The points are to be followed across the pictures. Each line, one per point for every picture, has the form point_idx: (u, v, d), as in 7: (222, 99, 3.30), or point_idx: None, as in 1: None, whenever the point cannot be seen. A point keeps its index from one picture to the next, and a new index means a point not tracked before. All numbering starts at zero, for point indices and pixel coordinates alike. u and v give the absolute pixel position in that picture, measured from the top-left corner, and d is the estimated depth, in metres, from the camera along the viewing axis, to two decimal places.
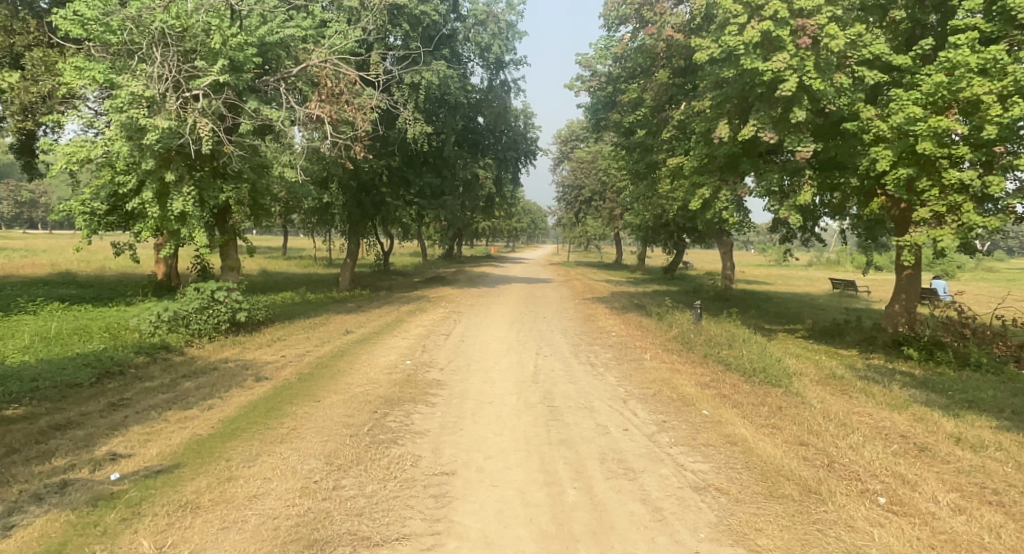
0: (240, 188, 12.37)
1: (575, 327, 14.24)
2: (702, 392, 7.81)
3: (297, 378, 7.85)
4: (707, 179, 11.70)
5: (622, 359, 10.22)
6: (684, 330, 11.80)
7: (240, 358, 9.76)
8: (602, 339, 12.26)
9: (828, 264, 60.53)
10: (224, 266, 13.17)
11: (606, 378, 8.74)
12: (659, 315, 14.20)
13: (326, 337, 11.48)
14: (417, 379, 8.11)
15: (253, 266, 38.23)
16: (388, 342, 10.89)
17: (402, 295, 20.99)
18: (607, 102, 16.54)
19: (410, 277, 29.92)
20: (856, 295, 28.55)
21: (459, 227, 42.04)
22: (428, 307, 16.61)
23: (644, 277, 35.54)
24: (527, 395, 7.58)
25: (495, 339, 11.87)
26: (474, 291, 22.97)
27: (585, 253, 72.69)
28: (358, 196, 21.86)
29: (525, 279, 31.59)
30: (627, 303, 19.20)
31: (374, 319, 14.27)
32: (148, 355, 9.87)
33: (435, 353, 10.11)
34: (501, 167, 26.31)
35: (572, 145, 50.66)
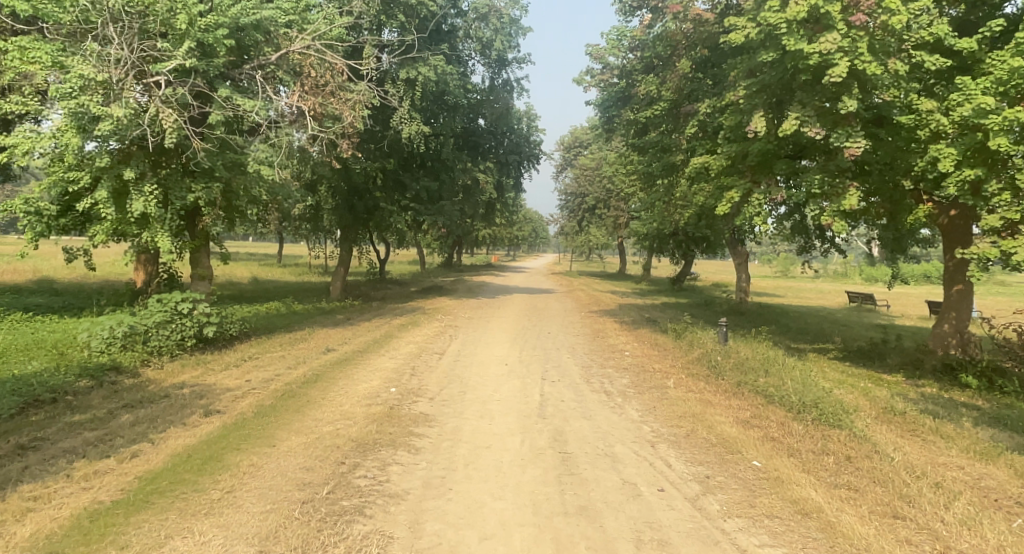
0: (212, 187, 11.07)
1: (584, 345, 12.89)
2: (745, 434, 6.45)
3: (255, 412, 6.50)
4: (735, 181, 10.44)
5: (641, 385, 8.88)
6: (709, 352, 10.46)
7: (199, 383, 8.42)
8: (616, 361, 10.93)
9: (836, 276, 59.21)
10: (194, 274, 11.86)
11: (626, 411, 7.39)
12: (678, 333, 12.87)
13: (304, 357, 10.15)
14: (400, 413, 6.74)
15: (245, 274, 36.88)
16: (372, 364, 9.54)
17: (396, 307, 19.63)
18: (619, 98, 15.33)
19: (407, 286, 28.58)
20: (875, 309, 27.20)
21: (458, 235, 40.74)
22: (423, 321, 15.29)
23: (651, 289, 34.22)
24: (534, 437, 6.22)
25: (495, 360, 10.52)
26: (474, 302, 21.67)
27: (587, 263, 71.37)
28: (351, 200, 20.63)
29: (527, 290, 30.28)
30: (637, 318, 17.84)
31: (363, 334, 12.95)
32: (92, 379, 8.49)
33: (426, 377, 8.76)
34: (503, 172, 25.12)
35: (575, 152, 49.56)
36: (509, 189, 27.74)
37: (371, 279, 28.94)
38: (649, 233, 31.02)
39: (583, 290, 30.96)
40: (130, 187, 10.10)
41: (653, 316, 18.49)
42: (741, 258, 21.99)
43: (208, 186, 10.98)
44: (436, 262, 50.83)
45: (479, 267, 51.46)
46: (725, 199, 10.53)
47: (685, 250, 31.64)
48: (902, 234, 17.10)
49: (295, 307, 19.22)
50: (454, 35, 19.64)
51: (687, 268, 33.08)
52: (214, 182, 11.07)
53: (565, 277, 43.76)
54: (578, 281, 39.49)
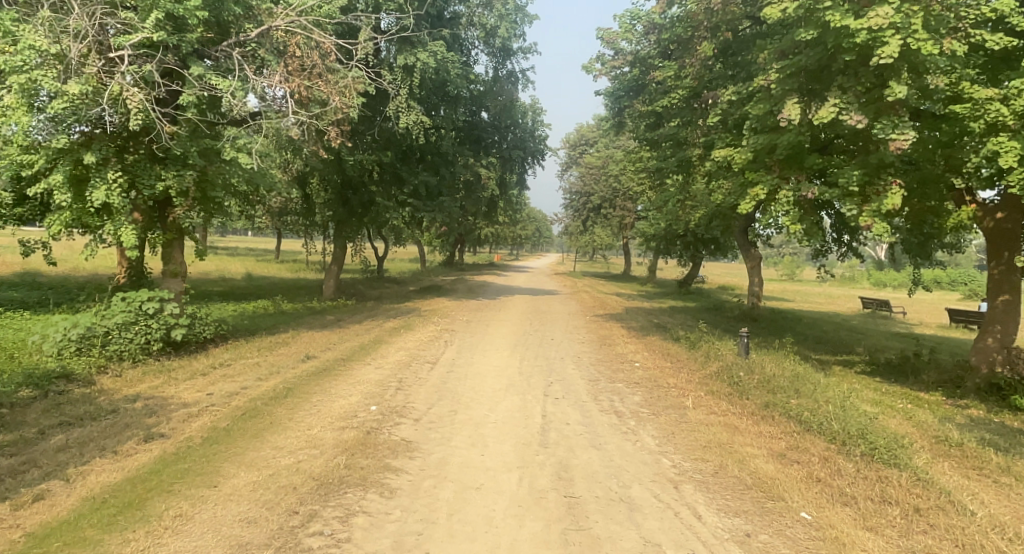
0: (184, 176, 10.08)
1: (590, 354, 11.87)
2: (785, 473, 5.44)
3: (205, 436, 5.48)
4: (760, 175, 9.43)
5: (656, 403, 7.88)
6: (729, 365, 9.46)
7: (155, 395, 7.43)
8: (626, 373, 9.92)
9: (844, 281, 58.14)
10: (166, 271, 10.89)
11: (641, 439, 6.37)
12: (691, 343, 11.86)
13: (282, 364, 9.19)
14: (377, 440, 5.73)
15: (239, 270, 35.94)
16: (355, 374, 8.56)
17: (390, 308, 18.66)
18: (633, 87, 14.37)
19: (405, 285, 27.59)
20: (891, 316, 26.19)
21: (460, 233, 39.72)
22: (418, 324, 14.30)
23: (657, 291, 33.18)
24: (534, 473, 5.21)
25: (493, 370, 9.51)
26: (474, 304, 20.67)
27: (590, 264, 70.46)
28: (345, 193, 19.68)
29: (529, 291, 29.28)
30: (646, 324, 16.83)
31: (352, 338, 11.98)
32: (35, 388, 7.48)
33: (414, 393, 7.77)
34: (506, 167, 24.13)
35: (581, 150, 48.54)
36: (512, 185, 26.74)
37: (368, 278, 27.96)
38: (656, 233, 30.03)
39: (586, 292, 29.94)
40: (90, 174, 9.13)
41: (662, 322, 17.45)
42: (754, 261, 20.92)
43: (181, 175, 10.00)
44: (436, 260, 49.81)
45: (481, 266, 50.42)
46: (749, 196, 9.52)
47: (693, 251, 30.60)
48: (932, 236, 16.04)
49: (284, 307, 18.25)
50: (456, 22, 18.68)
51: (695, 270, 32.03)
52: (187, 170, 10.09)
53: (568, 277, 42.74)
54: (582, 281, 38.47)
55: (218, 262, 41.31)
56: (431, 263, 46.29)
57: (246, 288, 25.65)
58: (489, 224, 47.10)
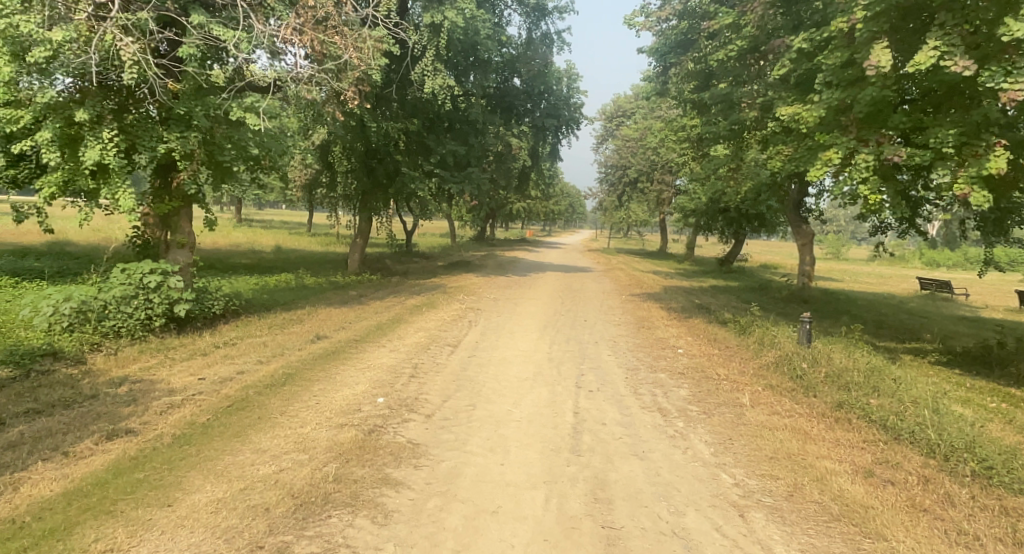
0: (188, 138, 9.28)
1: (627, 337, 10.83)
2: (880, 499, 4.36)
3: (177, 435, 4.65)
4: (833, 137, 8.13)
5: (706, 399, 6.82)
6: (789, 355, 8.30)
7: (143, 378, 6.69)
8: (669, 361, 8.86)
9: (895, 260, 55.30)
10: (173, 241, 10.19)
11: (693, 446, 5.34)
12: (741, 328, 10.70)
13: (289, 345, 8.39)
14: (378, 443, 4.83)
15: (269, 243, 35.76)
16: (366, 359, 7.69)
17: (416, 284, 17.85)
18: (681, 41, 13.08)
19: (434, 260, 26.79)
20: (952, 298, 24.34)
21: (492, 207, 38.71)
22: (443, 302, 13.43)
23: (696, 269, 31.73)
24: (565, 492, 4.25)
25: (520, 356, 8.57)
26: (503, 280, 19.74)
27: (625, 241, 68.78)
28: (370, 163, 18.87)
29: (561, 267, 28.19)
30: (687, 304, 15.64)
31: (370, 316, 11.16)
32: (17, 367, 6.81)
33: (429, 382, 6.86)
34: (538, 137, 22.99)
35: (618, 122, 46.83)
36: (545, 157, 25.57)
37: (396, 252, 27.24)
38: (697, 208, 28.55)
39: (621, 269, 28.71)
40: (85, 133, 8.38)
41: (704, 303, 16.25)
42: (805, 238, 19.53)
43: (184, 136, 9.21)
44: (468, 235, 49.00)
45: (513, 242, 49.43)
46: (819, 161, 8.24)
47: (736, 228, 29.03)
48: (1008, 210, 14.45)
49: (307, 281, 17.62)
50: None
51: (737, 248, 30.47)
52: (192, 131, 9.30)
53: (603, 254, 41.46)
54: (616, 258, 37.22)
55: (249, 234, 41.20)
56: (462, 238, 45.46)
57: (272, 261, 25.20)
58: (522, 198, 45.94)
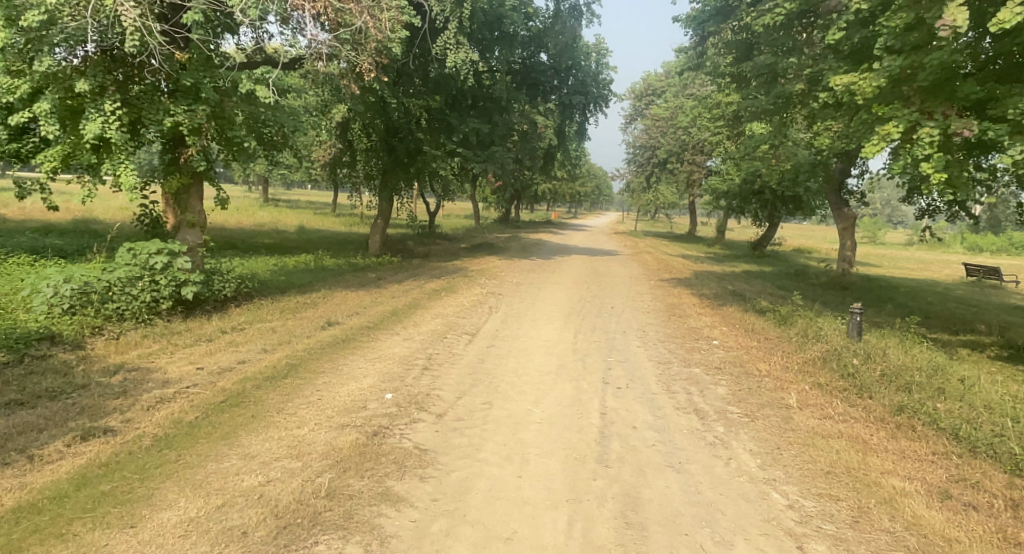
0: (196, 112, 8.84)
1: (657, 326, 10.17)
2: (963, 530, 3.69)
3: (159, 437, 4.20)
4: (893, 109, 7.17)
5: (748, 400, 6.17)
6: (837, 350, 7.57)
7: (140, 366, 6.30)
8: (703, 354, 8.19)
9: (936, 245, 53.10)
10: (183, 220, 9.82)
11: (736, 456, 4.71)
12: (781, 318, 9.96)
13: (297, 331, 7.95)
14: (380, 449, 4.31)
15: (293, 223, 35.63)
16: (379, 348, 7.21)
17: (437, 266, 17.35)
18: (721, 8, 12.21)
19: (457, 242, 26.29)
20: (1003, 286, 22.99)
21: (516, 188, 37.99)
22: (463, 286, 12.91)
23: (727, 253, 30.71)
24: (591, 514, 3.68)
25: (542, 346, 8.01)
26: (526, 264, 19.14)
27: (652, 224, 67.41)
28: (391, 141, 18.37)
29: (587, 250, 27.46)
30: (720, 291, 14.85)
31: (387, 301, 10.69)
32: (11, 351, 6.48)
33: (443, 376, 6.33)
34: (565, 114, 22.19)
35: (647, 101, 45.53)
36: (572, 136, 24.75)
37: (419, 234, 26.80)
38: (730, 189, 27.51)
39: (649, 252, 27.87)
40: (86, 105, 8.00)
41: (738, 290, 15.45)
42: (846, 222, 18.58)
43: (192, 109, 8.80)
44: (492, 216, 48.35)
45: (538, 223, 48.65)
46: (875, 136, 7.21)
47: (770, 210, 27.93)
48: None
49: (326, 262, 17.27)
50: None
51: (770, 231, 29.37)
52: (200, 105, 8.88)
53: (629, 236, 40.54)
54: (643, 241, 36.27)
55: (274, 214, 41.20)
56: (486, 220, 44.85)
57: (294, 242, 24.95)
58: (547, 179, 45.06)
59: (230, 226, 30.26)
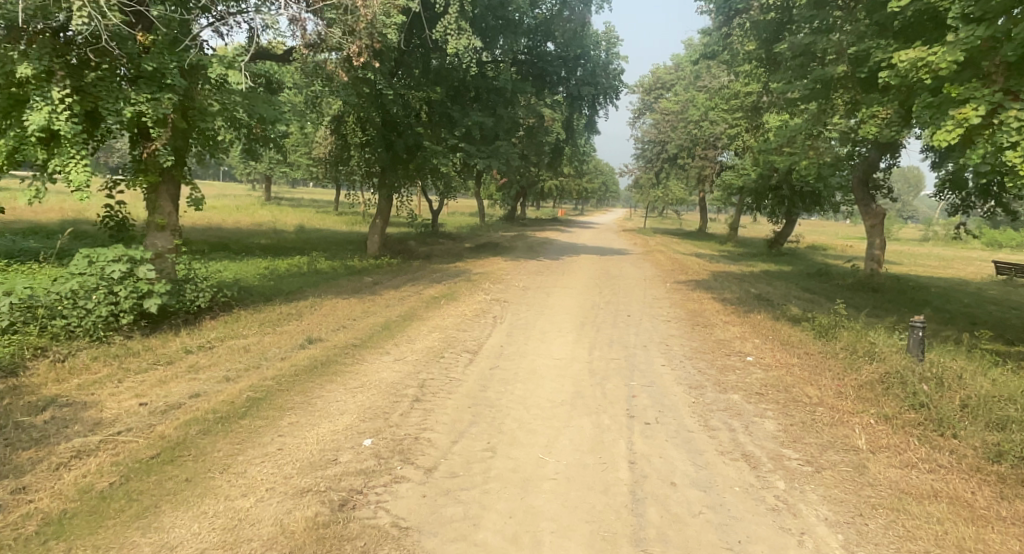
0: (160, 100, 7.83)
1: (682, 338, 9.10)
2: None
3: (51, 520, 3.17)
4: (969, 89, 6.07)
5: (806, 440, 5.09)
6: (900, 372, 6.46)
7: (76, 401, 5.27)
8: (739, 375, 7.13)
9: (952, 242, 51.70)
10: (151, 222, 8.81)
11: (810, 530, 3.65)
12: (822, 330, 8.87)
13: (272, 351, 6.92)
14: (346, 532, 3.26)
15: (292, 223, 34.70)
16: (363, 373, 6.17)
17: (438, 269, 16.32)
18: None
19: (461, 242, 25.25)
20: None
21: (522, 185, 36.92)
22: (466, 292, 11.88)
23: (741, 251, 29.56)
24: None
25: (554, 367, 6.94)
26: (533, 265, 18.08)
27: (661, 221, 66.14)
28: (389, 136, 17.34)
29: (597, 249, 26.36)
30: (744, 295, 13.76)
31: (380, 310, 9.67)
32: None
33: (436, 411, 5.28)
34: (573, 107, 21.07)
35: (656, 95, 44.31)
36: (580, 129, 23.67)
37: (421, 234, 25.78)
38: (746, 184, 26.39)
39: (662, 251, 26.75)
40: (30, 93, 7.00)
41: (762, 293, 14.35)
42: (876, 219, 17.48)
43: (156, 98, 7.80)
44: (497, 214, 47.30)
45: (544, 222, 47.63)
46: (949, 122, 6.10)
47: (787, 206, 26.80)
48: None
49: (321, 265, 16.26)
50: None
51: (787, 228, 28.22)
52: (165, 93, 7.88)
53: (639, 234, 39.47)
54: (654, 239, 35.12)
55: (275, 214, 40.25)
56: (491, 218, 43.79)
57: (291, 242, 23.95)
58: (553, 175, 43.99)
59: (226, 227, 29.29)
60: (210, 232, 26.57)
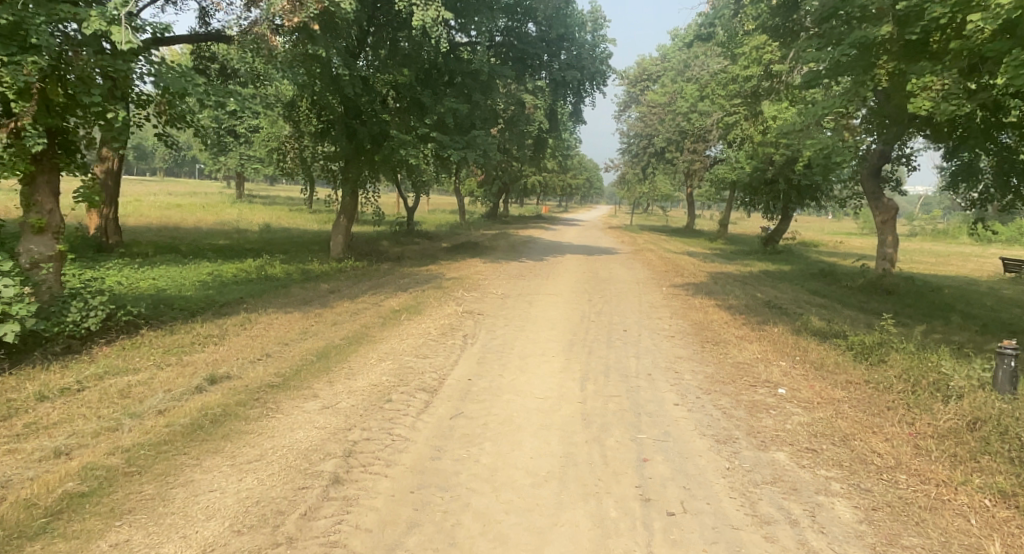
0: (22, 67, 6.06)
1: (692, 362, 7.47)
2: None
3: None
4: None
5: (907, 543, 3.46)
6: (997, 419, 4.89)
7: None
8: (777, 418, 5.50)
9: (938, 237, 51.19)
10: (25, 223, 6.95)
11: None
12: (862, 352, 7.32)
13: (156, 395, 5.13)
14: None
15: (258, 222, 32.57)
16: (268, 433, 4.41)
17: (408, 273, 14.62)
18: None
19: (437, 242, 23.55)
20: None
21: (504, 180, 35.28)
22: (435, 303, 10.18)
23: (734, 249, 28.21)
24: None
25: (535, 414, 5.26)
26: (515, 267, 16.46)
27: (646, 218, 64.85)
28: (352, 125, 15.57)
29: (584, 248, 24.87)
30: (751, 301, 12.26)
31: (325, 329, 7.93)
32: None
33: (360, 504, 3.56)
34: (557, 94, 19.43)
35: (642, 87, 42.93)
36: (565, 119, 22.05)
37: (395, 233, 24.01)
38: (740, 178, 25.21)
39: (651, 250, 25.29)
40: None
41: (771, 299, 12.86)
42: (887, 215, 16.13)
43: (15, 62, 6.04)
44: (479, 212, 45.63)
45: (527, 219, 45.98)
46: None
47: (783, 202, 25.54)
48: None
49: (275, 269, 14.44)
50: None
51: (783, 225, 26.96)
52: (28, 55, 6.11)
53: (626, 232, 38.08)
54: (642, 237, 33.66)
55: (241, 213, 38.05)
56: (472, 215, 42.08)
57: (251, 243, 22.04)
58: (536, 170, 42.35)
59: (184, 227, 27.15)
60: (165, 232, 24.46)
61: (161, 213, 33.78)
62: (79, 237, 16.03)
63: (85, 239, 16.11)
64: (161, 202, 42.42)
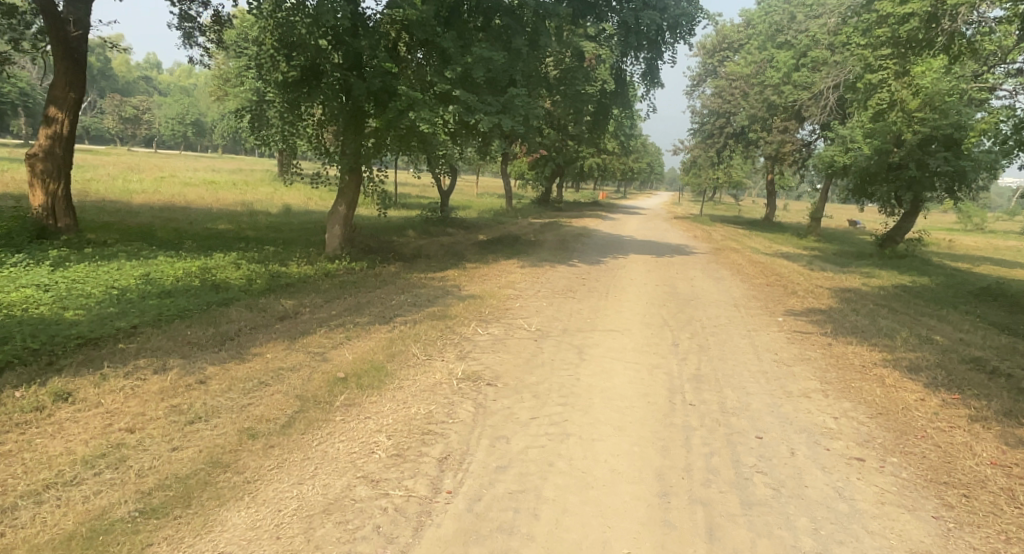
0: None
1: None
2: None
3: None
4: None
5: None
6: None
7: None
8: None
9: None
10: None
11: None
12: None
13: None
14: None
15: (282, 203, 29.22)
16: None
17: (416, 283, 10.70)
18: None
19: (474, 233, 19.53)
20: None
21: (558, 162, 30.91)
22: (418, 360, 6.06)
23: (839, 250, 23.11)
24: None
25: None
26: (565, 275, 12.26)
27: (715, 207, 59.02)
28: (349, 78, 11.59)
29: (650, 246, 20.27)
30: (942, 357, 7.68)
31: (159, 439, 3.88)
32: None
33: None
34: (626, 46, 14.99)
35: (720, 57, 37.65)
36: (633, 83, 17.52)
37: (425, 222, 20.17)
38: (854, 163, 20.43)
39: (736, 250, 20.45)
40: None
41: (963, 349, 8.25)
42: None
43: None
44: (530, 197, 41.33)
45: (583, 206, 41.53)
46: None
47: (909, 193, 20.26)
48: None
49: (237, 273, 10.72)
50: None
51: (906, 221, 21.64)
52: None
53: (698, 224, 33.07)
54: (718, 231, 28.71)
55: (272, 192, 35.08)
56: (522, 201, 37.93)
57: (254, 229, 18.60)
58: (595, 151, 37.76)
59: (194, 207, 24.13)
60: (164, 212, 21.29)
61: (181, 190, 31.03)
62: (15, 219, 12.61)
63: (22, 220, 12.73)
64: (192, 178, 39.84)
